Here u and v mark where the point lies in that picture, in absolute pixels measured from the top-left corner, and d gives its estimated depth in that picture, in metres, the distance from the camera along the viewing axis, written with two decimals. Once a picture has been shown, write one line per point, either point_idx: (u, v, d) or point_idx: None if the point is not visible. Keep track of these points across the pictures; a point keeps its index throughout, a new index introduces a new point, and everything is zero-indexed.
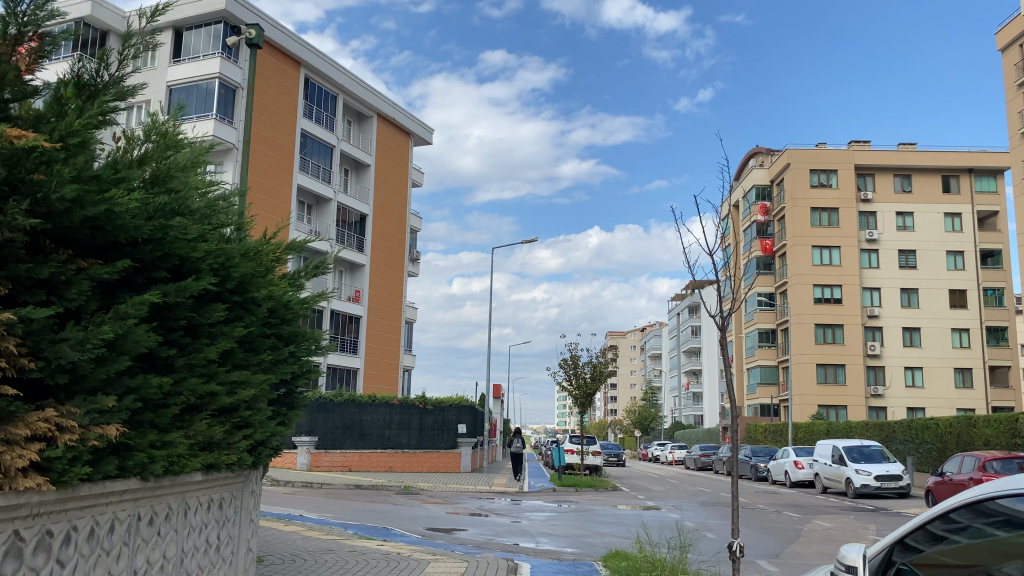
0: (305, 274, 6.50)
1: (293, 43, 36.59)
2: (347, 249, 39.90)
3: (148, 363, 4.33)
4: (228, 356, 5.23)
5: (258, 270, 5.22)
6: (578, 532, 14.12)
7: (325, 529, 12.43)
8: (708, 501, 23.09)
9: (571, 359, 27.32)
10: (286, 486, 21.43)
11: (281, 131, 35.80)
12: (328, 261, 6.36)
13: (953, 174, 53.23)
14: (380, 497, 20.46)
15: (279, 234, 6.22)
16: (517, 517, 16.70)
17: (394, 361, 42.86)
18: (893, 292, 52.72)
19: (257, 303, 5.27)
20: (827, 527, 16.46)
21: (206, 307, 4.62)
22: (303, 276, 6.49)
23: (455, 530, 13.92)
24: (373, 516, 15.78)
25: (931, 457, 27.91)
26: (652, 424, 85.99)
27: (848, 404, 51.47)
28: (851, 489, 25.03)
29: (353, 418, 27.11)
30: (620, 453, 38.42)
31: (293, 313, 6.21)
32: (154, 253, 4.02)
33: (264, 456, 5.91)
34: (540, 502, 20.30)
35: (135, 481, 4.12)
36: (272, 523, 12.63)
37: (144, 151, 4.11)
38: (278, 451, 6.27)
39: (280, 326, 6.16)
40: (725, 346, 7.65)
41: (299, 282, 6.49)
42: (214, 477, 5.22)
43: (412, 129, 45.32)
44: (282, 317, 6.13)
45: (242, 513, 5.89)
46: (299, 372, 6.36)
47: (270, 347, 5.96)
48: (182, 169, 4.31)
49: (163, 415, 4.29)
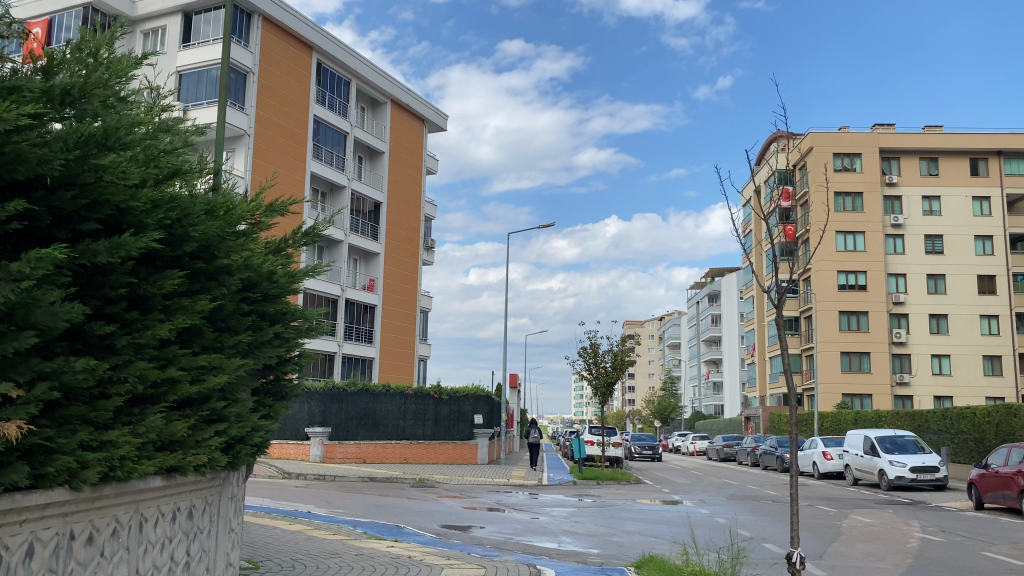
0: (292, 240, 5.66)
1: (305, 26, 35.62)
2: (360, 236, 39.04)
3: (79, 343, 3.50)
4: (193, 337, 4.35)
5: (227, 230, 4.32)
6: (603, 530, 13.25)
7: (333, 528, 11.57)
8: (736, 494, 22.13)
9: (590, 348, 26.42)
10: (296, 479, 20.67)
11: (294, 119, 35.02)
12: (319, 227, 5.59)
13: (982, 156, 51.64)
14: (394, 490, 19.67)
15: (264, 192, 5.41)
16: (537, 513, 15.81)
17: (410, 350, 42.15)
18: (919, 278, 51.29)
19: (229, 267, 4.40)
20: (868, 523, 15.48)
21: (159, 275, 3.77)
22: (293, 242, 5.66)
23: (473, 527, 13.02)
24: (384, 512, 14.91)
25: (969, 449, 26.74)
26: (672, 414, 85.00)
27: (874, 393, 50.27)
28: (885, 481, 23.98)
29: (366, 409, 26.31)
30: (653, 445, 36.68)
31: (277, 292, 5.35)
32: (76, 199, 3.23)
33: (243, 456, 5.03)
34: (559, 497, 19.40)
35: (63, 492, 3.28)
36: (274, 521, 11.81)
37: (52, 59, 3.19)
38: (262, 449, 5.40)
39: (263, 304, 5.30)
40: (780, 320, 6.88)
41: (282, 253, 5.67)
42: (177, 484, 4.36)
43: (426, 115, 44.41)
44: (262, 295, 5.26)
45: (220, 524, 5.06)
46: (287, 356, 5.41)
47: (250, 326, 5.10)
48: (111, 91, 3.41)
49: (100, 410, 3.44)
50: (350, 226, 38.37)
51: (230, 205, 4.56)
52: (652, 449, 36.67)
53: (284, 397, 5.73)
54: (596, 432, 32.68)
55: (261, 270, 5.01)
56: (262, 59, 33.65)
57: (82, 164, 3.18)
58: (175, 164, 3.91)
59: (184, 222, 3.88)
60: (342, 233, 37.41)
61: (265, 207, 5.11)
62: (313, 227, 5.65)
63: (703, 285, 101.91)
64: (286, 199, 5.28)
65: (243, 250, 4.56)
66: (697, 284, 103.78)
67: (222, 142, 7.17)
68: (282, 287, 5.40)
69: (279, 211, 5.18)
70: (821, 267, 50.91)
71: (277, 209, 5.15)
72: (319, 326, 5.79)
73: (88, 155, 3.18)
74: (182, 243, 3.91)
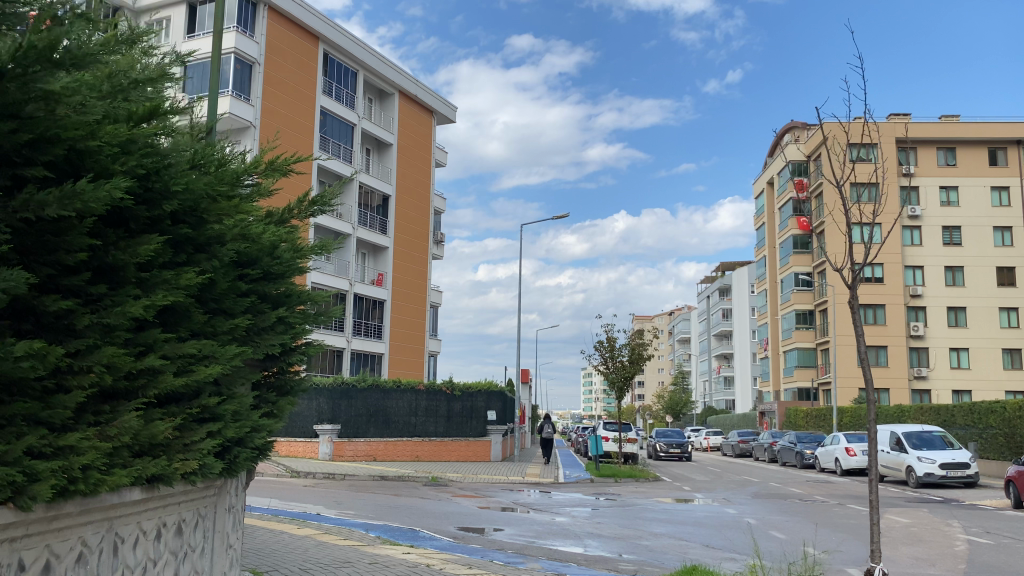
0: (297, 211, 4.94)
1: (310, 15, 34.87)
2: (368, 230, 38.36)
3: (28, 323, 2.81)
4: (178, 319, 3.64)
5: (218, 190, 3.61)
6: (629, 532, 12.52)
7: (343, 532, 10.85)
8: (760, 493, 21.33)
9: (606, 342, 25.70)
10: (306, 478, 20.02)
11: (300, 111, 34.36)
12: (327, 194, 4.88)
13: (1000, 145, 50.45)
14: (406, 489, 18.95)
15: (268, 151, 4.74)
16: (556, 513, 15.05)
17: (420, 346, 41.44)
18: (937, 270, 50.32)
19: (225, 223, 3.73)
20: (907, 523, 14.71)
21: (135, 239, 3.12)
22: (293, 215, 4.92)
23: (491, 530, 12.31)
24: (398, 512, 14.23)
25: (998, 444, 25.88)
26: (683, 409, 84.14)
27: (891, 387, 49.30)
28: (913, 478, 23.16)
29: (377, 406, 25.62)
30: (683, 442, 33.08)
31: (277, 267, 4.63)
32: (18, 132, 2.65)
33: (243, 461, 4.33)
34: (576, 496, 18.63)
35: (8, 513, 2.62)
36: (281, 526, 11.08)
37: None
38: (263, 452, 4.69)
39: (265, 283, 4.58)
40: (857, 313, 6.25)
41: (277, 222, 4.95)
42: (162, 497, 3.66)
43: (434, 106, 43.62)
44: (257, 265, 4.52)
45: (215, 540, 4.36)
46: (291, 345, 4.66)
47: (248, 308, 4.37)
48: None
49: (58, 409, 2.75)
50: (358, 220, 37.67)
51: (216, 159, 3.87)
52: (681, 447, 33.01)
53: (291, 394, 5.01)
54: (611, 428, 31.85)
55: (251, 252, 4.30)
56: (267, 48, 32.90)
57: (24, 89, 2.57)
58: (153, 101, 3.28)
59: (172, 174, 3.26)
60: (349, 226, 36.78)
61: (264, 169, 4.38)
62: (320, 196, 4.90)
63: (713, 278, 100.86)
64: (290, 158, 4.56)
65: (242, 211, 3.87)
66: (706, 278, 102.86)
67: (214, 99, 6.43)
68: (283, 264, 4.67)
69: (279, 173, 4.46)
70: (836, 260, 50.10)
71: (280, 169, 4.44)
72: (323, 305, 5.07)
73: (30, 74, 2.57)
74: (165, 199, 3.26)
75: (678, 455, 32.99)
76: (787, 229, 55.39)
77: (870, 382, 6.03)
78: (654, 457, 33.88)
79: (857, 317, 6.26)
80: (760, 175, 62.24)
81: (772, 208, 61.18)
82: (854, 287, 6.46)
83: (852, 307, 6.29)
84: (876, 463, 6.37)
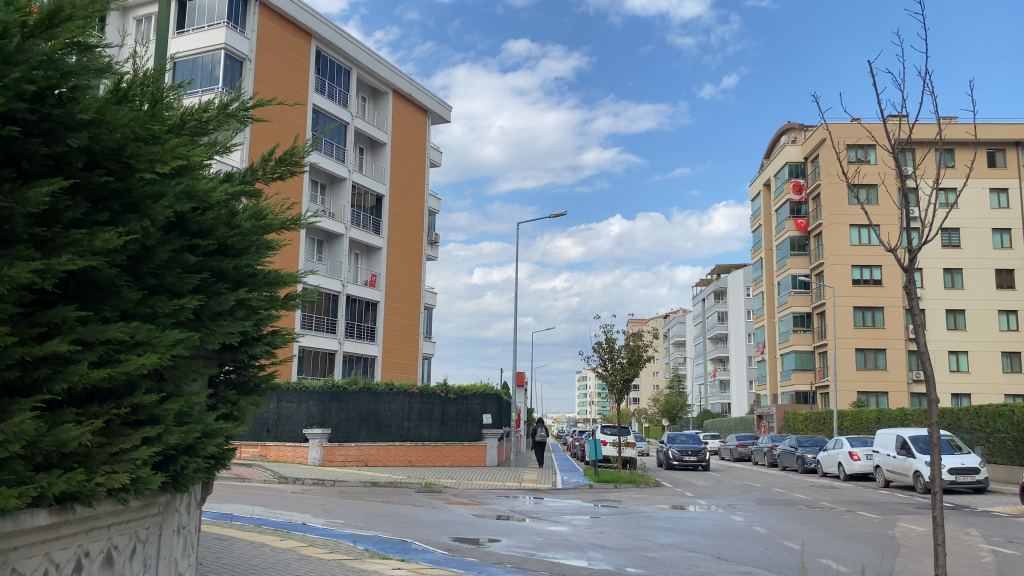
0: (262, 170, 4.41)
1: (303, 12, 34.12)
2: (361, 230, 37.49)
3: None
4: (108, 296, 3.18)
5: (145, 122, 3.28)
6: (635, 543, 11.75)
7: (329, 544, 10.09)
8: (764, 499, 20.66)
9: (605, 343, 24.99)
10: (294, 484, 19.25)
11: (293, 111, 33.48)
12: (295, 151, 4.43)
13: (999, 147, 49.77)
14: (399, 497, 18.13)
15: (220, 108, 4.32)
16: (556, 522, 14.32)
17: (413, 348, 40.74)
18: (936, 273, 49.75)
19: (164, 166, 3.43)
20: (924, 533, 14.00)
21: (33, 183, 2.92)
22: (261, 174, 4.39)
23: (487, 541, 11.56)
24: (388, 521, 13.46)
25: (1006, 448, 25.25)
26: (679, 413, 83.36)
27: (890, 390, 48.72)
28: (920, 483, 22.46)
29: (368, 409, 24.78)
30: (698, 449, 30.19)
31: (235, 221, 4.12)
32: None
33: (194, 475, 3.64)
34: (574, 503, 17.95)
35: None
36: (262, 537, 10.31)
37: None
38: (221, 461, 4.03)
39: (224, 256, 3.97)
40: (913, 299, 5.61)
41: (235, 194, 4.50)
42: (82, 519, 3.10)
43: (429, 106, 42.93)
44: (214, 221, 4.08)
45: (160, 568, 3.72)
46: (252, 334, 4.01)
47: (199, 286, 3.80)
48: None
49: None
50: (351, 221, 36.84)
51: (152, 96, 3.59)
52: (697, 456, 29.72)
53: (254, 395, 4.33)
54: (609, 431, 31.16)
55: (205, 218, 3.83)
56: (258, 45, 32.19)
57: None
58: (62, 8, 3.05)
59: (88, 102, 3.06)
60: (343, 227, 36.01)
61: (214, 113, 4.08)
62: (291, 152, 4.43)
63: (708, 282, 100.51)
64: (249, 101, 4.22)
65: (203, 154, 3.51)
66: (702, 281, 102.54)
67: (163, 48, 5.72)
68: (247, 236, 4.10)
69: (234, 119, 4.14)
70: (835, 262, 49.50)
71: (236, 113, 4.13)
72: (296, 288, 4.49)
73: None
74: (69, 130, 3.04)
75: (693, 464, 29.62)
76: (785, 231, 54.79)
77: (931, 380, 5.44)
78: (666, 465, 30.99)
79: (914, 304, 5.60)
80: (757, 176, 61.68)
81: (769, 210, 60.62)
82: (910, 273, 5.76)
83: (908, 289, 5.65)
84: (938, 477, 5.76)
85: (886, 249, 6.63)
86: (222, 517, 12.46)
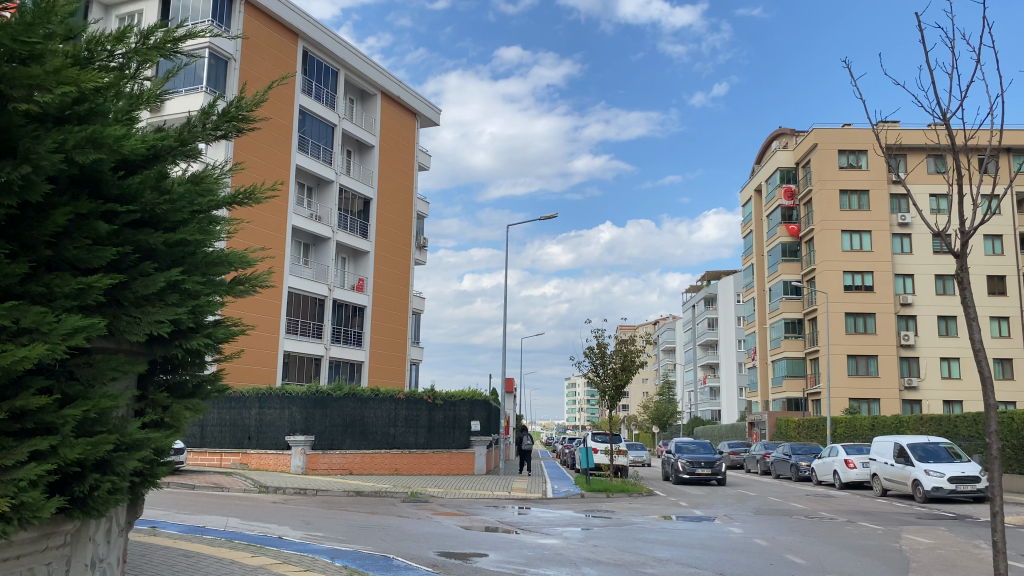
0: (199, 127, 4.64)
1: (289, 12, 33.43)
2: (348, 234, 36.73)
3: None
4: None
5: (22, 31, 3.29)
6: (632, 558, 11.07)
7: (305, 561, 9.40)
8: (761, 509, 20.06)
9: (597, 348, 24.37)
10: (275, 494, 18.51)
11: (278, 109, 32.78)
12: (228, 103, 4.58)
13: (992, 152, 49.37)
14: (383, 506, 17.44)
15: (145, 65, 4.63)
16: (548, 535, 13.65)
17: (401, 354, 40.00)
18: (927, 279, 49.39)
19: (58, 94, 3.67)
20: (930, 545, 13.40)
21: None
22: (202, 130, 4.65)
23: (475, 556, 10.85)
24: (371, 534, 12.73)
25: (1005, 456, 24.80)
26: (670, 420, 82.65)
27: (881, 397, 48.26)
28: (920, 492, 21.90)
29: (353, 415, 23.98)
30: (712, 460, 27.24)
31: (137, 163, 4.37)
32: None
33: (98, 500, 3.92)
34: (564, 513, 17.37)
35: None
36: (230, 552, 9.62)
37: None
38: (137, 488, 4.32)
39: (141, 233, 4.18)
40: (971, 315, 5.34)
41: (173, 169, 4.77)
42: None
43: (418, 108, 42.25)
44: (130, 168, 4.38)
45: None
46: (184, 322, 4.31)
47: (116, 256, 4.05)
48: None
49: None
50: (338, 224, 36.10)
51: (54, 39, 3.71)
52: (711, 467, 26.77)
53: (187, 401, 4.62)
54: (600, 439, 30.58)
55: (130, 183, 4.15)
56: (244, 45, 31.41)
57: None
58: None
59: None
60: (329, 230, 35.26)
61: (134, 48, 4.46)
62: (237, 109, 4.70)
63: (698, 288, 100.42)
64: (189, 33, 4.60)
65: (95, 78, 3.53)
66: (693, 287, 102.46)
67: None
68: (179, 201, 4.40)
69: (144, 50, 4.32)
70: (827, 268, 49.04)
71: (159, 45, 4.48)
72: (240, 266, 4.74)
73: None
74: None
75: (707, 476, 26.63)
76: (776, 237, 54.36)
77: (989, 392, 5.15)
78: (670, 477, 28.63)
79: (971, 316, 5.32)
80: (748, 182, 61.31)
81: (760, 216, 60.34)
82: (964, 281, 5.45)
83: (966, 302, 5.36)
84: (998, 491, 5.42)
85: (931, 230, 6.48)
86: (194, 530, 11.69)
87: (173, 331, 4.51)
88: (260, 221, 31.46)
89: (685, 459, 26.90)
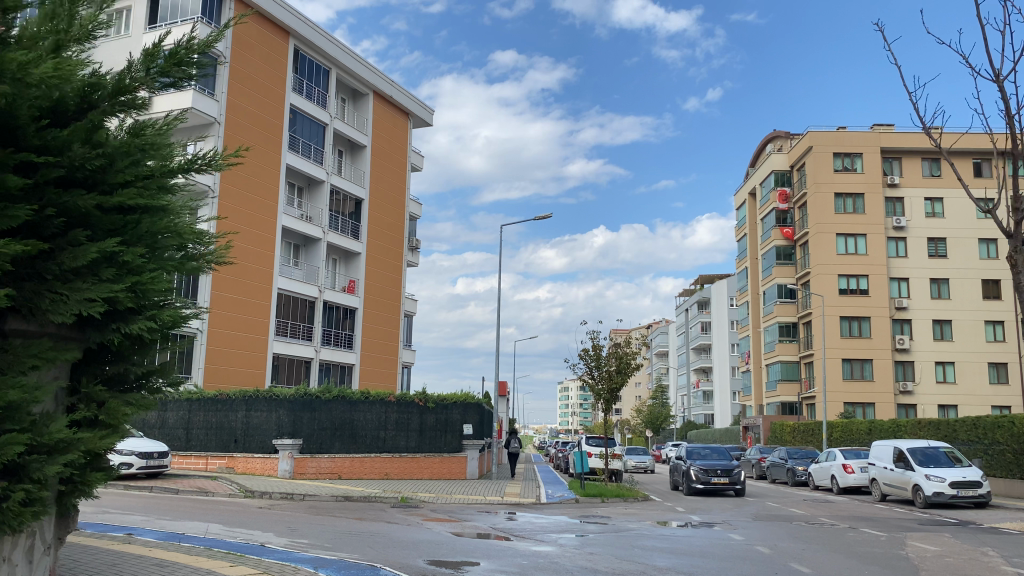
0: (137, 72, 4.68)
1: (281, 9, 32.94)
2: (339, 235, 36.20)
3: None
4: None
5: None
6: (629, 567, 10.58)
7: (285, 572, 8.82)
8: (759, 515, 19.59)
9: (591, 351, 23.89)
10: (261, 499, 17.95)
11: (267, 107, 32.21)
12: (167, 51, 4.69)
13: None
14: (372, 512, 16.90)
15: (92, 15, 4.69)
16: (542, 542, 13.14)
17: (393, 356, 39.46)
18: (922, 283, 49.09)
19: None
20: (936, 553, 12.95)
21: None
22: (146, 74, 4.71)
23: (466, 564, 10.36)
24: (358, 541, 12.22)
25: (1006, 461, 24.42)
26: (663, 424, 82.17)
27: (876, 402, 47.90)
28: (920, 498, 21.47)
29: (342, 418, 23.47)
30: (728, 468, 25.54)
31: (68, 113, 4.46)
32: None
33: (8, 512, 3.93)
34: (558, 519, 16.88)
35: None
36: (206, 563, 9.05)
37: None
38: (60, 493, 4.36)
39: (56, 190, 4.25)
40: None
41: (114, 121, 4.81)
42: None
43: (411, 108, 41.77)
44: (59, 118, 4.44)
45: None
46: (128, 298, 4.35)
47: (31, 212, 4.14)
48: None
49: None
50: (329, 224, 35.60)
51: None
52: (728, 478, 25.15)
53: (128, 396, 4.63)
54: (594, 443, 30.04)
55: (54, 135, 4.19)
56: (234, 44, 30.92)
57: None
58: None
59: None
60: (320, 231, 34.72)
61: None
62: (182, 55, 4.76)
63: (691, 292, 99.96)
64: None
65: None
66: (686, 291, 102.03)
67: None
68: (113, 152, 4.44)
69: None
70: (821, 271, 48.74)
71: None
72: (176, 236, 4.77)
73: None
74: None
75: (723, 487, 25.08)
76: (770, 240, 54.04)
77: None
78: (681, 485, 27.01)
79: None
80: (742, 185, 61.04)
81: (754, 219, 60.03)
82: None
83: None
84: None
85: None
86: (173, 538, 11.15)
87: (110, 312, 4.48)
88: (247, 221, 30.98)
89: (699, 467, 25.44)
